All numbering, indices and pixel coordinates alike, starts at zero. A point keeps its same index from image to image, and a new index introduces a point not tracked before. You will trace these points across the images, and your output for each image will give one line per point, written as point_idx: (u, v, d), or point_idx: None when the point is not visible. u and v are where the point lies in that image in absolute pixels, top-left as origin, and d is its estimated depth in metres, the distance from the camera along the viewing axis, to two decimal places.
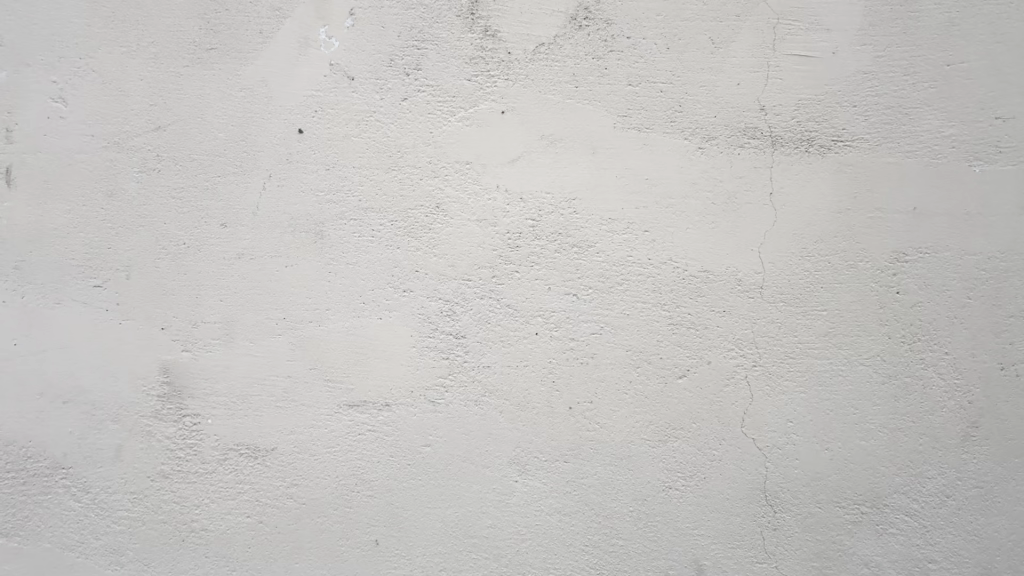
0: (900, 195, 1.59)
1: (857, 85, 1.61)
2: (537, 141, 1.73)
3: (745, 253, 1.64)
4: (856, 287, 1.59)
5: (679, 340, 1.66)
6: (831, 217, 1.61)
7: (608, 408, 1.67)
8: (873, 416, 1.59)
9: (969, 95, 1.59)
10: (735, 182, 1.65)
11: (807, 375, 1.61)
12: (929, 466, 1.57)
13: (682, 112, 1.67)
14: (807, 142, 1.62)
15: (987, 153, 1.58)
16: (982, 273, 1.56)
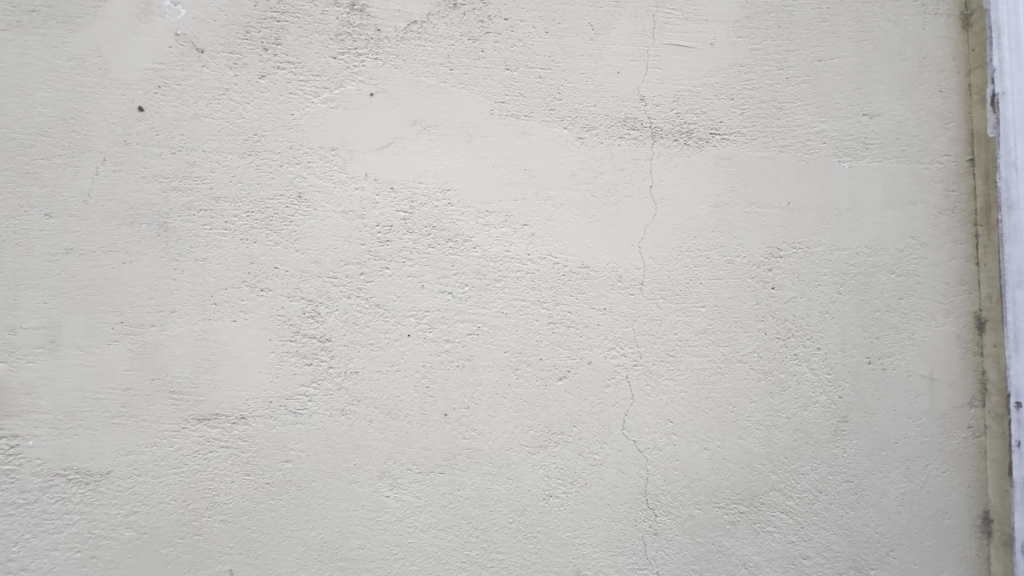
0: (774, 190, 1.59)
1: (734, 78, 1.60)
2: (409, 126, 1.60)
3: (625, 248, 1.58)
4: (733, 283, 1.58)
5: (559, 339, 1.58)
6: (708, 212, 1.58)
7: (486, 414, 1.57)
8: (750, 414, 1.56)
9: (839, 90, 1.60)
10: (615, 174, 1.59)
11: (687, 373, 1.57)
12: (803, 463, 1.56)
13: (561, 100, 1.60)
14: (685, 135, 1.59)
15: (857, 149, 1.59)
16: (851, 268, 1.58)
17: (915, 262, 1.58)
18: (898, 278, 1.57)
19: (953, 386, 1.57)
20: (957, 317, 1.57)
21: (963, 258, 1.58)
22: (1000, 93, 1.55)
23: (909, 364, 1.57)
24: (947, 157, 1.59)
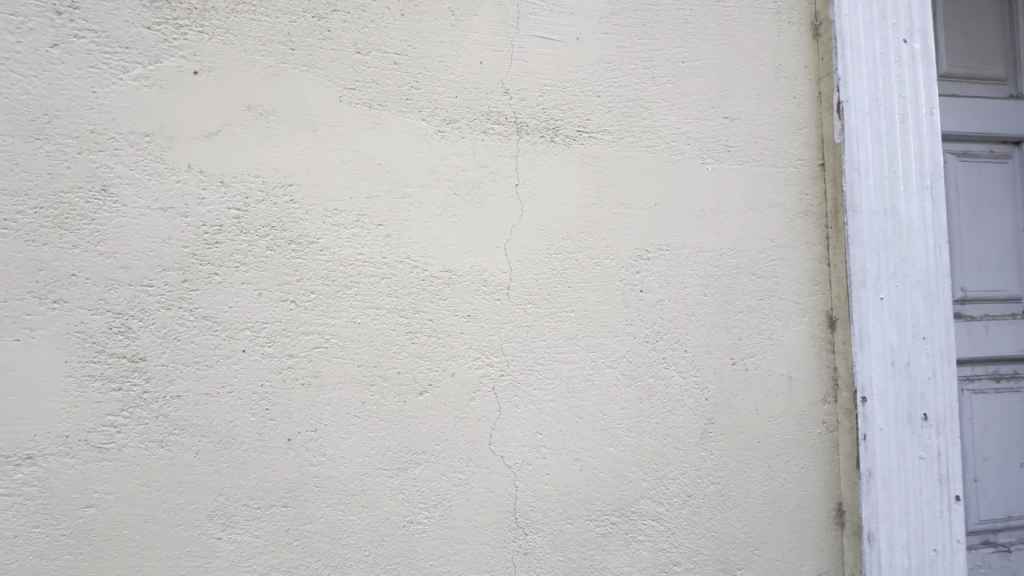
0: (642, 191, 1.55)
1: (600, 75, 1.55)
2: (243, 111, 1.40)
3: (489, 251, 1.48)
4: (602, 286, 1.53)
5: (418, 350, 1.44)
6: (576, 212, 1.52)
7: (337, 436, 1.41)
8: (621, 421, 1.52)
9: (702, 92, 1.60)
10: (479, 171, 1.48)
11: (556, 382, 1.49)
12: (672, 468, 1.54)
13: (419, 89, 1.47)
14: (551, 132, 1.52)
15: (719, 152, 1.60)
16: (715, 270, 1.58)
17: (773, 263, 1.61)
18: (758, 279, 1.60)
19: (810, 384, 1.61)
20: (811, 317, 1.62)
21: (816, 259, 1.63)
22: (845, 100, 1.61)
23: (770, 364, 1.59)
24: (801, 161, 1.64)
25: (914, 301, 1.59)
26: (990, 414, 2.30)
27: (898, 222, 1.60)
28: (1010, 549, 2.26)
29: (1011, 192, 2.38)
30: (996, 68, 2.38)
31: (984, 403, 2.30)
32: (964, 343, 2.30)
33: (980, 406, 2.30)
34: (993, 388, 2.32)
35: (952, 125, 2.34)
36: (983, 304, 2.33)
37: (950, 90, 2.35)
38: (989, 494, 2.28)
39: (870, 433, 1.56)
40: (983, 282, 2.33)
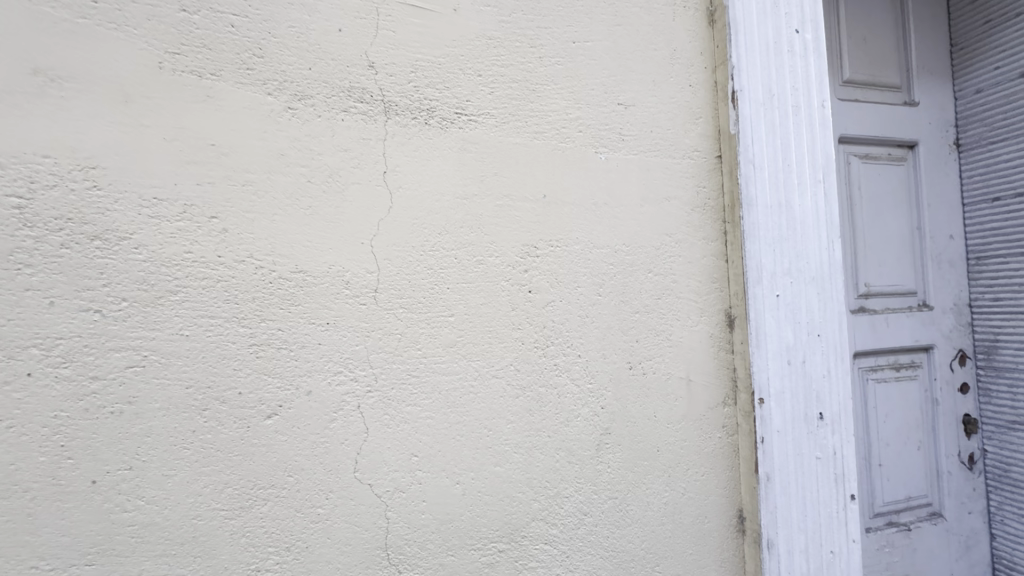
0: (529, 181, 1.41)
1: (481, 52, 1.39)
2: (27, 75, 1.12)
3: (352, 247, 1.28)
4: (485, 287, 1.37)
5: (265, 365, 1.22)
6: (455, 204, 1.35)
7: (161, 473, 1.16)
8: (509, 436, 1.37)
9: (593, 76, 1.48)
10: (338, 155, 1.28)
11: (434, 397, 1.32)
12: (566, 485, 1.40)
13: (263, 58, 1.25)
14: (425, 113, 1.34)
15: (612, 141, 1.48)
16: (610, 268, 1.46)
17: (670, 260, 1.52)
18: (655, 277, 1.50)
19: (709, 386, 1.53)
20: (710, 316, 1.54)
21: (714, 255, 1.55)
22: (739, 89, 1.53)
23: (668, 367, 1.50)
24: (698, 153, 1.56)
25: (809, 298, 1.55)
26: (890, 403, 2.37)
27: (792, 217, 1.55)
28: (910, 528, 2.34)
29: (905, 191, 2.46)
30: (889, 74, 2.46)
31: (885, 392, 2.36)
32: (865, 336, 2.34)
33: (881, 397, 2.36)
34: (892, 377, 2.38)
35: (852, 125, 2.38)
36: (882, 298, 2.39)
37: (849, 91, 2.39)
38: (890, 478, 2.34)
39: (768, 435, 1.50)
40: (881, 277, 2.39)
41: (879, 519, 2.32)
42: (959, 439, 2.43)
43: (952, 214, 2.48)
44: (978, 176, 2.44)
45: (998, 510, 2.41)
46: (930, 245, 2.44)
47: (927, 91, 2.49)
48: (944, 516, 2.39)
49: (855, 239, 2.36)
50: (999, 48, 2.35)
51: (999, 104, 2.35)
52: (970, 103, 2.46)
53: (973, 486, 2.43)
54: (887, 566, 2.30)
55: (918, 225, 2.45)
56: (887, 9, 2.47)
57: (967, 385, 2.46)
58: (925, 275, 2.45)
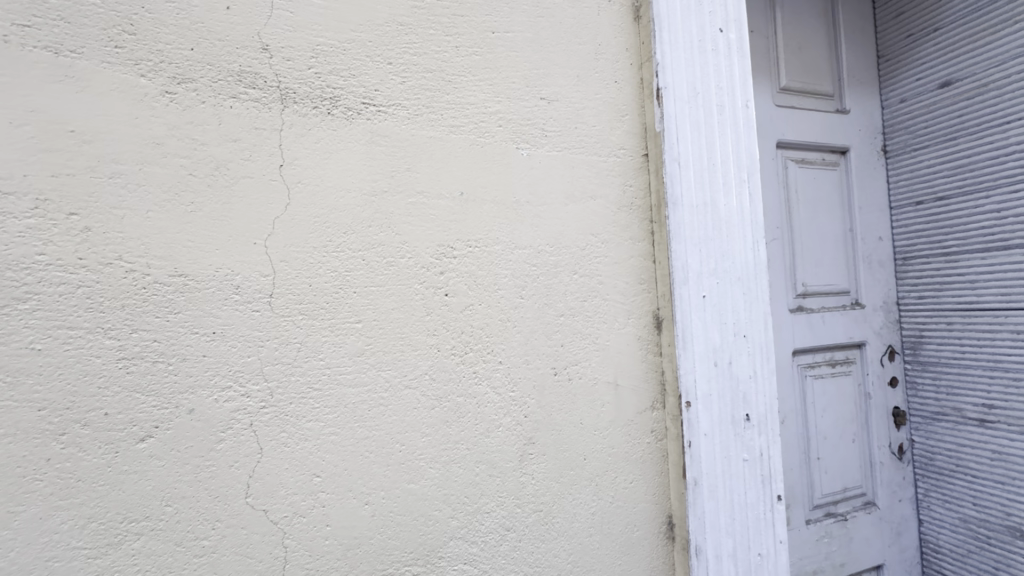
0: (444, 178, 1.32)
1: (391, 38, 1.30)
2: None
3: (242, 248, 1.16)
4: (397, 291, 1.27)
5: (139, 381, 1.08)
6: (362, 201, 1.25)
7: (5, 511, 1.00)
8: (424, 451, 1.27)
9: (514, 68, 1.41)
10: (227, 146, 1.16)
11: (339, 411, 1.21)
12: (487, 500, 1.32)
13: (135, 35, 1.11)
14: (328, 102, 1.23)
15: (535, 137, 1.42)
16: (533, 269, 1.40)
17: (596, 261, 1.47)
18: (581, 278, 1.45)
19: (637, 390, 1.49)
20: (637, 318, 1.50)
21: (641, 256, 1.52)
22: (664, 86, 1.50)
23: (595, 372, 1.44)
24: (624, 150, 1.52)
25: (734, 299, 1.53)
26: (826, 398, 2.42)
27: (717, 216, 1.53)
28: (846, 518, 2.39)
29: (837, 192, 2.54)
30: (821, 81, 2.52)
31: (821, 388, 2.42)
32: (802, 334, 2.39)
33: (818, 392, 2.41)
34: (827, 374, 2.44)
35: (787, 128, 2.42)
36: (818, 297, 2.45)
37: (784, 96, 2.44)
38: (827, 471, 2.39)
39: (696, 439, 1.47)
40: (816, 277, 2.45)
41: (817, 511, 2.37)
42: (890, 431, 2.52)
43: (880, 216, 2.58)
44: (903, 180, 2.55)
45: (923, 497, 2.51)
46: (861, 246, 2.52)
47: (856, 100, 2.57)
48: (878, 505, 2.46)
49: (792, 239, 2.41)
50: (919, 61, 2.47)
51: (920, 112, 2.46)
52: (895, 112, 2.56)
53: (902, 475, 2.52)
54: (826, 557, 2.35)
55: (850, 226, 2.53)
56: (819, 18, 2.54)
57: (896, 378, 2.55)
58: (856, 275, 2.52)
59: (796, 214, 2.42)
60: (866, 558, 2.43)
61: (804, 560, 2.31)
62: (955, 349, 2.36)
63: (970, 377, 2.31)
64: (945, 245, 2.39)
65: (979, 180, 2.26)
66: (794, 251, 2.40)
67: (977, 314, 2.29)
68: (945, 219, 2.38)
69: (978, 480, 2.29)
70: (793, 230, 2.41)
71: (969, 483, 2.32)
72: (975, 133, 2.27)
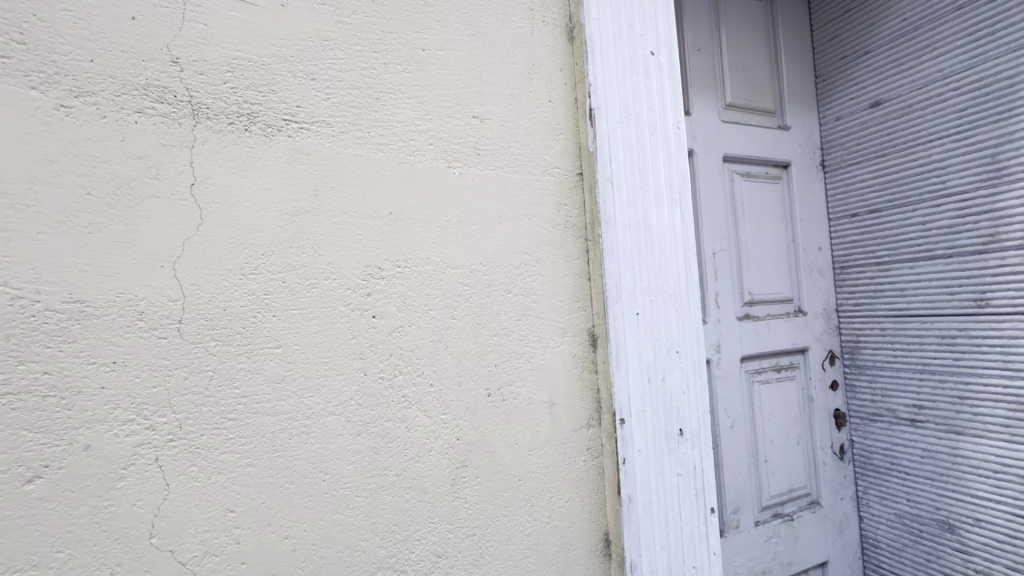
0: (371, 197, 1.29)
1: (314, 53, 1.26)
2: None
3: (147, 272, 1.09)
4: (321, 314, 1.23)
5: (25, 418, 0.99)
6: (282, 221, 1.21)
7: None
8: (349, 479, 1.23)
9: (445, 86, 1.40)
10: (131, 164, 1.09)
11: (256, 441, 1.16)
12: (418, 527, 1.29)
13: (25, 44, 1.03)
14: (245, 119, 1.19)
15: (467, 155, 1.41)
16: (465, 289, 1.38)
17: (531, 279, 1.46)
18: (515, 297, 1.44)
19: (573, 408, 1.49)
20: (572, 336, 1.51)
21: (576, 274, 1.53)
22: (596, 107, 1.53)
23: (530, 392, 1.44)
24: (558, 169, 1.53)
25: (667, 315, 1.56)
26: (772, 402, 2.55)
27: (650, 234, 1.56)
28: (792, 518, 2.52)
29: (780, 205, 2.67)
30: (765, 99, 2.66)
31: (768, 392, 2.54)
32: (751, 340, 2.50)
33: (764, 397, 2.53)
34: (774, 378, 2.57)
35: (734, 144, 2.54)
36: (765, 305, 2.58)
37: (732, 112, 2.56)
38: (774, 473, 2.51)
39: (630, 455, 1.48)
40: (762, 286, 2.58)
41: (766, 512, 2.48)
42: (831, 431, 2.68)
43: (820, 228, 2.75)
44: (839, 195, 2.73)
45: (864, 494, 2.69)
46: (803, 257, 2.68)
47: (797, 117, 2.73)
48: (821, 504, 2.61)
49: (740, 250, 2.52)
50: (853, 82, 2.65)
51: (854, 130, 2.65)
52: (833, 128, 2.75)
53: (844, 474, 2.70)
54: (774, 556, 2.45)
55: (793, 237, 2.68)
56: (761, 39, 2.67)
57: (836, 382, 2.72)
58: (799, 283, 2.68)
59: (743, 226, 2.54)
60: (812, 555, 2.56)
61: (754, 559, 2.41)
62: (889, 353, 2.56)
63: (902, 379, 2.52)
64: (879, 254, 2.58)
65: (906, 195, 2.46)
66: (742, 261, 2.51)
67: (907, 320, 2.49)
68: (878, 230, 2.58)
69: (911, 476, 2.50)
70: (741, 242, 2.52)
71: (903, 480, 2.53)
72: (903, 151, 2.47)
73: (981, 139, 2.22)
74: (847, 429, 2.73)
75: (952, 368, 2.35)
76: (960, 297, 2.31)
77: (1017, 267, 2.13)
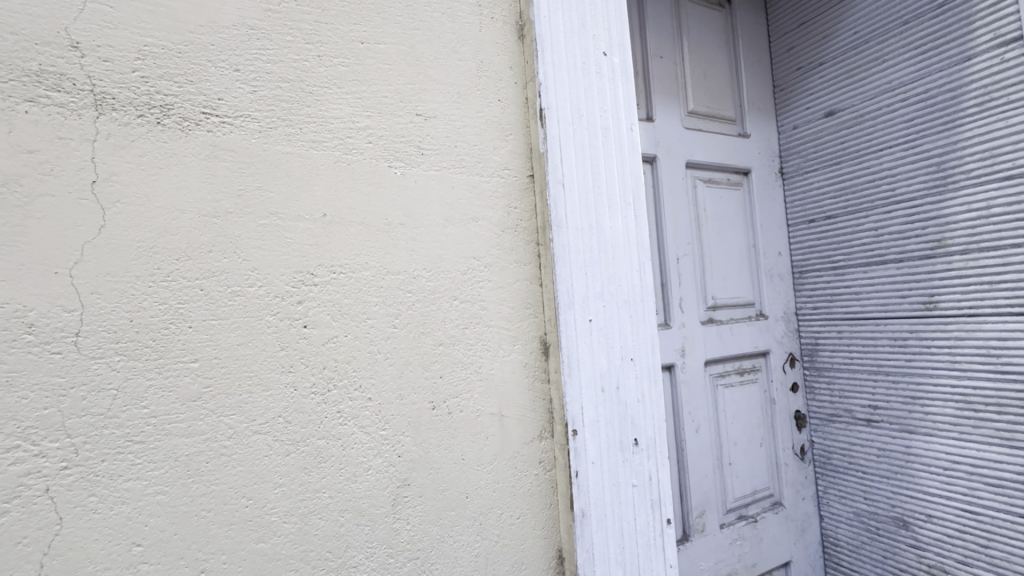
0: (303, 198, 1.20)
1: (239, 43, 1.17)
2: None
3: (38, 279, 0.98)
4: (244, 324, 1.13)
5: None
6: (201, 224, 1.11)
7: None
8: (276, 504, 1.13)
9: (386, 82, 1.32)
10: (20, 158, 0.98)
11: (168, 466, 1.05)
12: (354, 552, 1.20)
13: None
14: (158, 111, 1.08)
15: (410, 155, 1.33)
16: (408, 296, 1.30)
17: (479, 285, 1.40)
18: (461, 304, 1.37)
19: (524, 420, 1.42)
20: (523, 344, 1.44)
21: (527, 279, 1.47)
22: (546, 107, 1.48)
23: (478, 404, 1.37)
24: (508, 171, 1.47)
25: (621, 322, 1.52)
26: (735, 405, 2.55)
27: (603, 238, 1.52)
28: (756, 519, 2.52)
29: (741, 210, 2.69)
30: (726, 106, 2.68)
31: (731, 396, 2.54)
32: (714, 345, 2.50)
33: (728, 400, 2.53)
34: (737, 381, 2.58)
35: (695, 149, 2.54)
36: (728, 309, 2.58)
37: (694, 119, 2.56)
38: (738, 475, 2.51)
39: (583, 468, 1.42)
40: (725, 290, 2.58)
41: (730, 514, 2.47)
42: (792, 433, 2.71)
43: (779, 233, 2.78)
44: (797, 200, 2.77)
45: (824, 494, 2.72)
46: (764, 261, 2.70)
47: (756, 123, 2.76)
48: (784, 504, 2.62)
49: (703, 255, 2.52)
50: (809, 92, 2.70)
51: (810, 137, 2.70)
52: (791, 136, 2.79)
53: (804, 475, 2.72)
54: (738, 560, 2.44)
55: (754, 241, 2.70)
56: (721, 47, 2.70)
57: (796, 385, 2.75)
58: (760, 287, 2.70)
59: (705, 230, 2.54)
60: (775, 557, 2.57)
61: (720, 563, 2.40)
62: (846, 355, 2.60)
63: (858, 380, 2.55)
64: (835, 259, 2.62)
65: (859, 201, 2.51)
66: (704, 265, 2.51)
67: (862, 323, 2.53)
68: (834, 235, 2.62)
69: (868, 474, 2.53)
70: (704, 247, 2.52)
71: (860, 478, 2.57)
72: (856, 158, 2.52)
73: (927, 148, 2.29)
74: (807, 431, 2.76)
75: (904, 369, 2.39)
76: (910, 300, 2.36)
77: (962, 271, 2.19)
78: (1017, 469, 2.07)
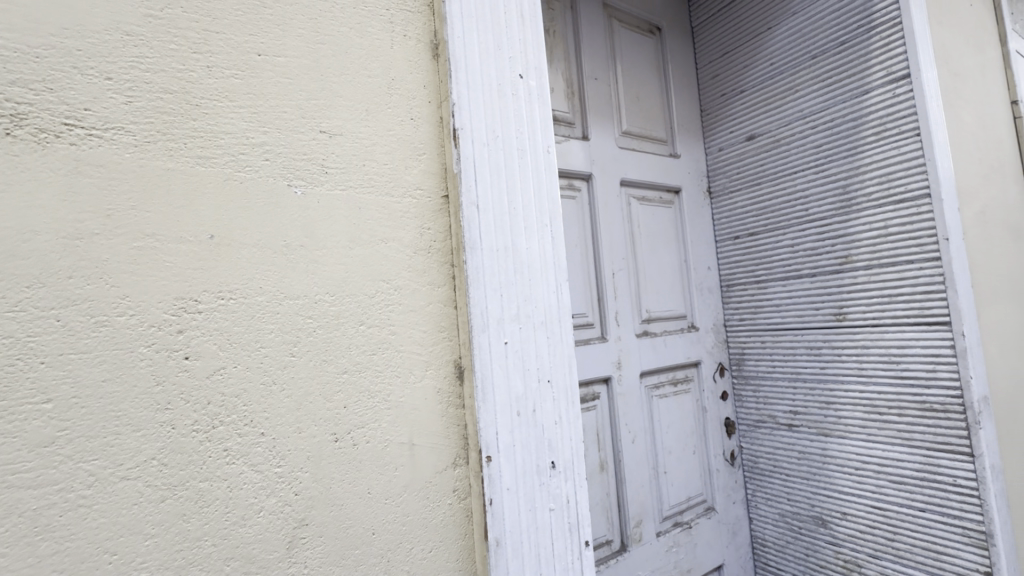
0: (186, 218, 1.11)
1: (111, 48, 1.07)
2: None
3: None
4: (112, 357, 1.02)
5: None
6: (60, 247, 0.99)
7: None
8: (147, 558, 1.02)
9: (285, 97, 1.25)
10: None
11: (10, 523, 0.91)
12: None
13: None
14: (7, 120, 0.96)
15: (312, 174, 1.27)
16: (307, 322, 1.23)
17: (388, 309, 1.34)
18: (368, 329, 1.31)
19: (436, 448, 1.37)
20: (436, 369, 1.40)
21: (442, 302, 1.43)
22: (460, 127, 1.46)
23: (387, 433, 1.31)
24: (420, 191, 1.43)
25: (538, 345, 1.52)
26: (670, 415, 2.61)
27: (519, 260, 1.51)
28: (690, 526, 2.58)
29: (673, 225, 2.79)
30: (656, 128, 2.78)
31: (665, 406, 2.60)
32: (648, 358, 2.56)
33: (663, 410, 2.59)
34: (671, 392, 2.64)
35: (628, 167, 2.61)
36: (661, 322, 2.66)
37: (627, 139, 2.64)
38: (674, 483, 2.57)
39: (497, 496, 1.39)
40: (658, 304, 2.66)
41: (667, 522, 2.51)
42: (723, 440, 2.81)
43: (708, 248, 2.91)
44: (722, 217, 2.91)
45: (752, 497, 2.83)
46: (694, 276, 2.81)
47: (684, 145, 2.89)
48: (716, 509, 2.71)
49: (637, 269, 2.59)
50: (731, 117, 2.86)
51: (733, 158, 2.86)
52: (716, 158, 2.93)
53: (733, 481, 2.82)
54: (673, 567, 2.49)
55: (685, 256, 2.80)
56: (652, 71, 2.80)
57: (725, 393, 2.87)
58: (691, 301, 2.80)
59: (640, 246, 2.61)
60: (708, 562, 2.64)
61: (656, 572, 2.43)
62: (768, 364, 2.74)
63: (780, 389, 2.69)
64: (757, 274, 2.77)
65: (778, 219, 2.68)
66: (638, 280, 2.58)
67: (782, 334, 2.68)
68: (755, 252, 2.77)
69: (790, 477, 2.66)
70: (637, 262, 2.59)
71: (784, 481, 2.69)
72: (774, 179, 2.69)
73: (835, 171, 2.47)
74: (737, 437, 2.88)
75: (819, 377, 2.55)
76: (823, 313, 2.52)
77: (867, 285, 2.37)
78: (916, 466, 2.24)
